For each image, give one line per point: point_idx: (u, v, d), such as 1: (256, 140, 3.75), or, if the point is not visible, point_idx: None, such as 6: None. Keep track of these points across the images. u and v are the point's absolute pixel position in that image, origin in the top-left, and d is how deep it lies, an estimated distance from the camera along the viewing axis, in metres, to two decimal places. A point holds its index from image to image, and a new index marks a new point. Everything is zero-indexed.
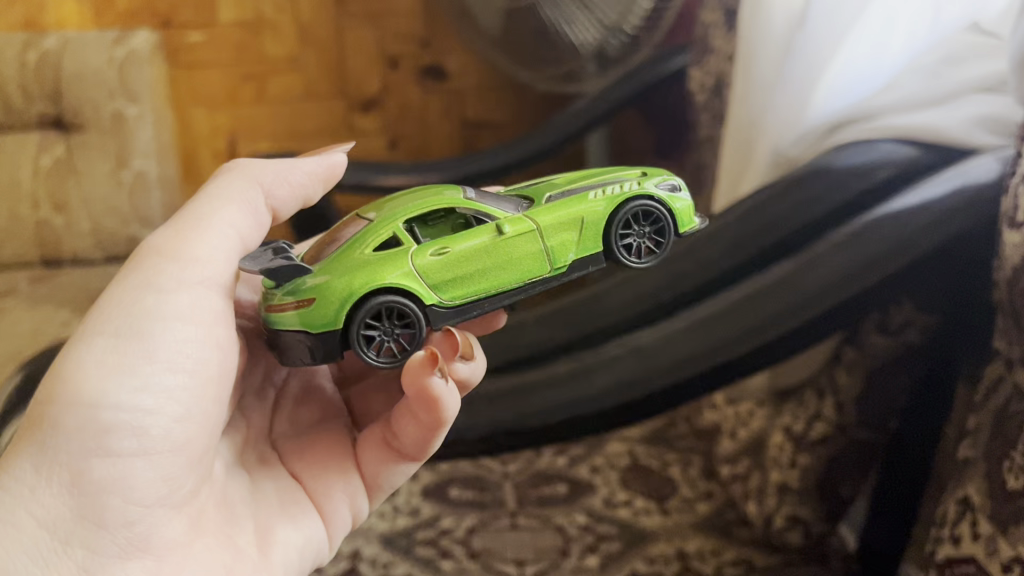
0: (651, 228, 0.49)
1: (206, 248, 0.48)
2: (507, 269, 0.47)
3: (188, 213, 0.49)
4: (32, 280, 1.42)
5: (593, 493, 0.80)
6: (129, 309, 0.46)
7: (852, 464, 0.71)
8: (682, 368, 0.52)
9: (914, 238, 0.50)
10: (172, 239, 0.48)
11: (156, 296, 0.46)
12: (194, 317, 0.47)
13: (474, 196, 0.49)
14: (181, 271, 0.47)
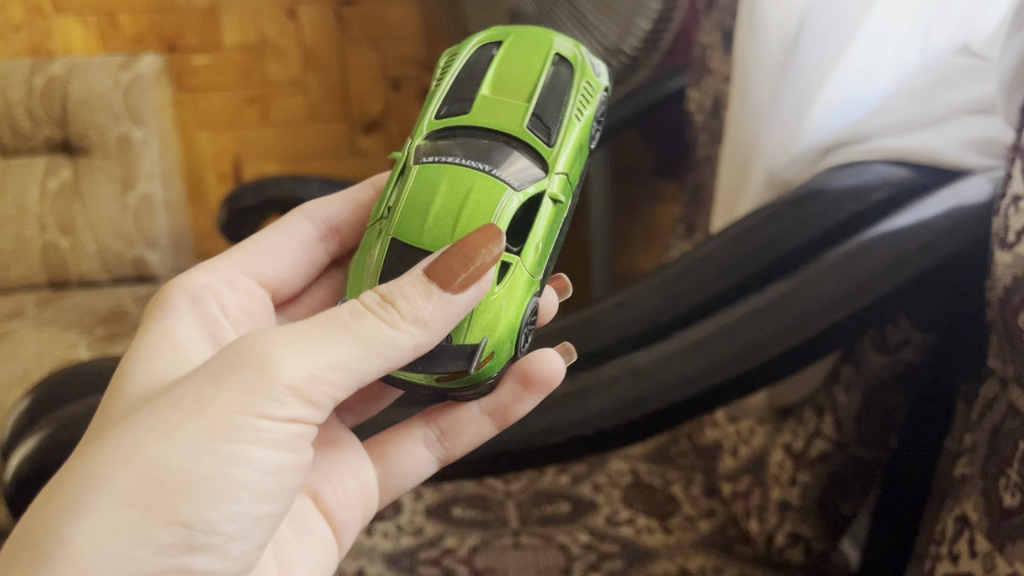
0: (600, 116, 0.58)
1: (323, 374, 0.45)
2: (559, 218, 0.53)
3: (320, 331, 0.44)
4: (39, 302, 1.44)
5: (596, 512, 0.80)
6: (227, 431, 0.44)
7: (854, 483, 0.71)
8: (681, 389, 0.53)
9: (907, 259, 0.51)
10: (293, 358, 0.44)
11: (257, 419, 0.44)
12: (278, 443, 0.46)
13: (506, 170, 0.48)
14: (292, 403, 0.44)
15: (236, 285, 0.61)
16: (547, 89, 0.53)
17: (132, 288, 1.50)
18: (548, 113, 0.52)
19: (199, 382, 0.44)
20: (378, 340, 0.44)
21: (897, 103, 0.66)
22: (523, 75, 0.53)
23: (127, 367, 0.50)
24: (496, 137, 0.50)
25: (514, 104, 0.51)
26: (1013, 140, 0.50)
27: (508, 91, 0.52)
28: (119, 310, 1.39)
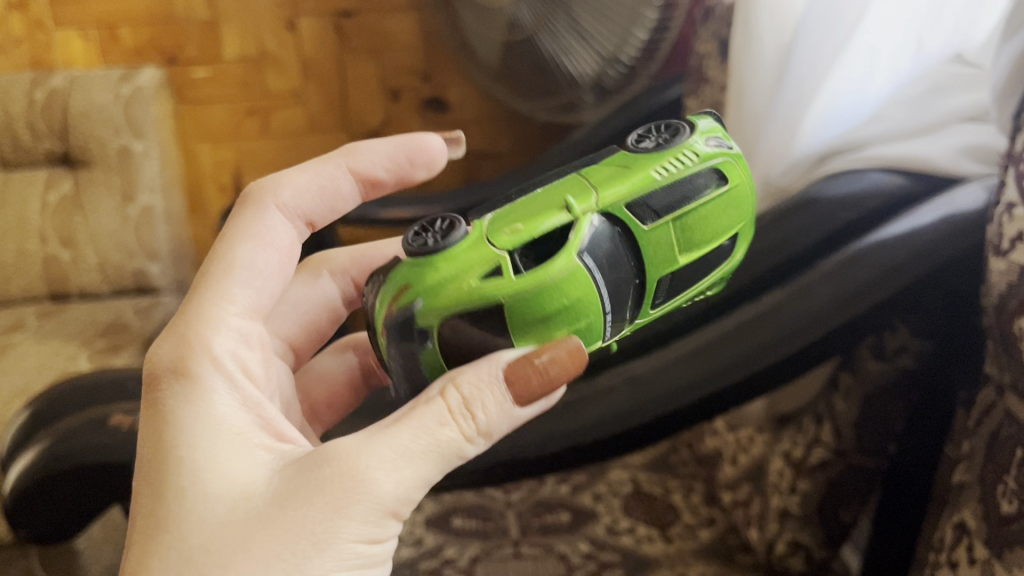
0: (665, 133, 0.52)
1: (416, 490, 0.46)
2: None
3: (415, 451, 0.45)
4: (40, 315, 1.44)
5: (596, 521, 0.81)
6: (343, 555, 0.44)
7: (854, 490, 0.71)
8: (678, 399, 0.53)
9: (904, 266, 0.51)
10: (394, 481, 0.45)
11: (366, 542, 0.45)
12: (379, 557, 0.46)
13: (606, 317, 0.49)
14: (391, 524, 0.46)
15: (250, 339, 0.54)
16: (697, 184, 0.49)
17: (133, 301, 1.50)
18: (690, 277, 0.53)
19: (319, 511, 0.43)
20: (455, 453, 0.47)
21: (893, 111, 0.66)
22: (722, 224, 0.51)
23: (198, 466, 0.45)
24: (632, 269, 0.49)
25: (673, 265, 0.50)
26: (1007, 149, 0.50)
27: (685, 240, 0.50)
28: (121, 322, 1.40)
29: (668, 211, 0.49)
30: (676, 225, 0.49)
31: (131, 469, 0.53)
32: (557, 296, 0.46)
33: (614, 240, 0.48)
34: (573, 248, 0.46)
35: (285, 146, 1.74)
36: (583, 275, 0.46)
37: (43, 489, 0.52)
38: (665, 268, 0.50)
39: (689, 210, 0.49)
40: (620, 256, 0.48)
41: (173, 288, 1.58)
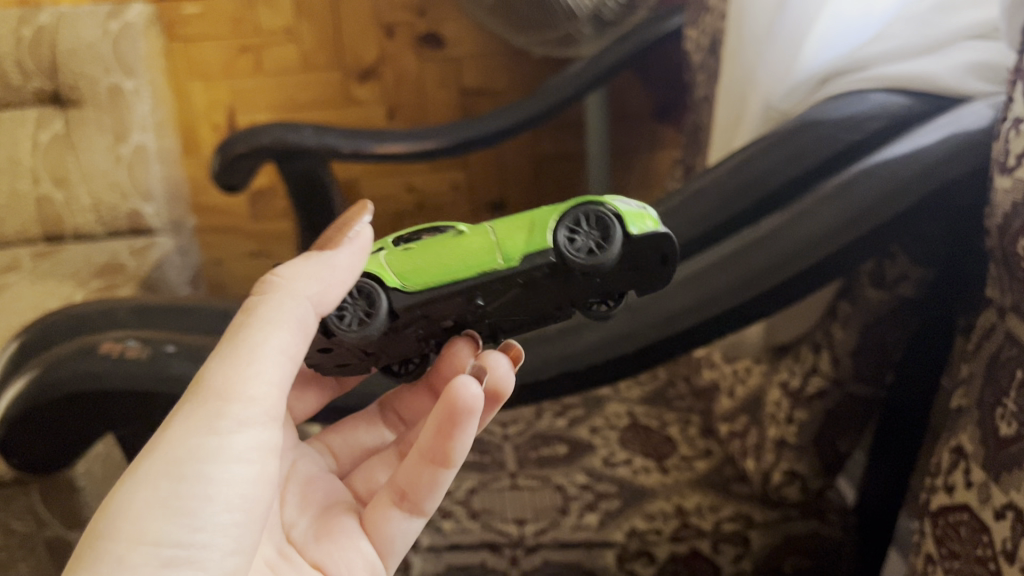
0: (598, 229, 0.47)
1: (258, 376, 0.43)
2: (460, 260, 0.48)
3: (237, 333, 0.44)
4: (34, 255, 1.43)
5: (593, 453, 0.83)
6: (182, 448, 0.41)
7: (851, 419, 0.69)
8: (673, 324, 0.52)
9: (907, 186, 0.50)
10: (221, 366, 0.43)
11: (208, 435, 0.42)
12: (244, 454, 0.43)
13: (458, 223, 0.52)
14: (233, 409, 0.42)
15: None
16: None
17: (128, 241, 1.49)
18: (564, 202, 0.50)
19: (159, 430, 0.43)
20: (273, 306, 0.45)
21: (897, 29, 0.64)
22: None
23: None
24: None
25: None
26: (1014, 64, 0.48)
27: None
28: (116, 262, 1.39)
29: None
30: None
31: (93, 398, 0.52)
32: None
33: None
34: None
35: (278, 84, 1.71)
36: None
37: (9, 427, 0.52)
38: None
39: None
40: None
41: (169, 228, 1.57)
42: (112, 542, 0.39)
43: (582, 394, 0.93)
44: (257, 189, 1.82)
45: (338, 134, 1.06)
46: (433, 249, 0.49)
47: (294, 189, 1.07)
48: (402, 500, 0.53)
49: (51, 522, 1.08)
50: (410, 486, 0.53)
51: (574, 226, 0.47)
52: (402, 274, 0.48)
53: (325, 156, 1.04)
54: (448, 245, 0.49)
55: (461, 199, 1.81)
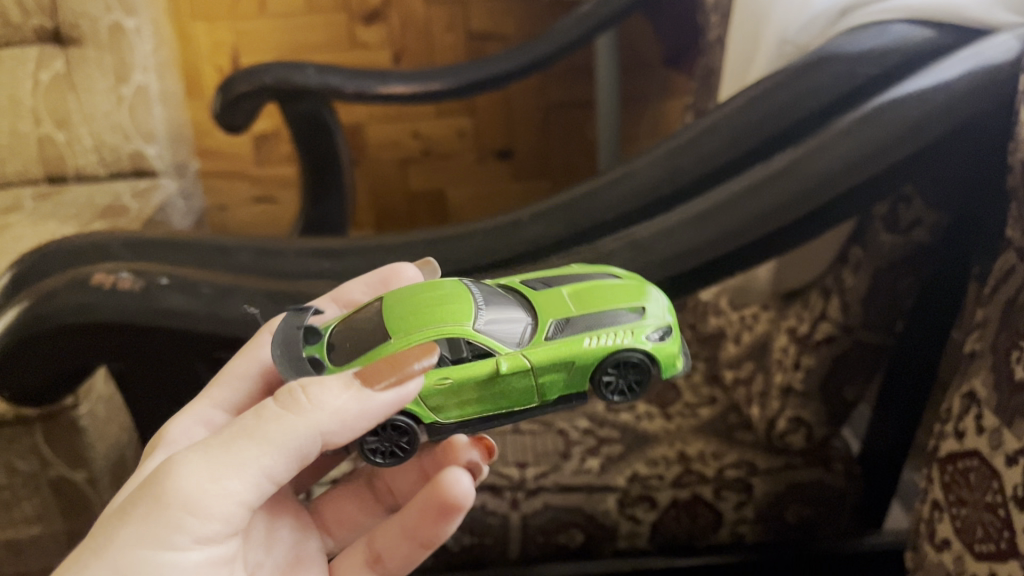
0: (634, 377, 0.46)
1: (230, 497, 0.41)
2: (497, 399, 0.44)
3: (224, 449, 0.41)
4: (36, 197, 1.42)
5: (595, 399, 0.83)
6: (140, 559, 0.40)
7: (859, 368, 0.68)
8: (680, 262, 0.50)
9: (924, 122, 0.48)
10: (195, 485, 0.41)
11: (161, 549, 0.41)
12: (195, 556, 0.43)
13: (482, 323, 0.44)
14: (192, 524, 0.41)
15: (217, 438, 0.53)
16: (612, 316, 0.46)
17: (131, 184, 1.47)
18: (588, 323, 0.45)
19: (114, 523, 0.41)
20: (277, 434, 0.41)
21: None
22: (630, 297, 0.47)
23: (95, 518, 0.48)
24: (527, 310, 0.46)
25: (557, 294, 0.47)
26: None
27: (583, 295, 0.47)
28: (119, 203, 1.37)
29: (574, 277, 0.49)
30: (585, 280, 0.48)
31: (83, 333, 0.50)
32: (412, 288, 0.47)
33: (528, 300, 0.48)
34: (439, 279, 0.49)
35: (282, 26, 1.68)
36: (451, 283, 0.47)
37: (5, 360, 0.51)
38: (557, 306, 0.46)
39: (585, 282, 0.48)
40: (502, 298, 0.47)
41: (172, 171, 1.55)
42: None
43: None
44: (261, 133, 1.79)
45: (341, 74, 1.03)
46: (472, 386, 0.44)
47: (296, 129, 1.05)
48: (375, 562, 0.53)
49: (55, 463, 1.08)
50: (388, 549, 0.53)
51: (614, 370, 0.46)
52: (445, 411, 0.44)
53: (329, 98, 1.03)
54: (482, 381, 0.44)
55: (469, 146, 1.78)
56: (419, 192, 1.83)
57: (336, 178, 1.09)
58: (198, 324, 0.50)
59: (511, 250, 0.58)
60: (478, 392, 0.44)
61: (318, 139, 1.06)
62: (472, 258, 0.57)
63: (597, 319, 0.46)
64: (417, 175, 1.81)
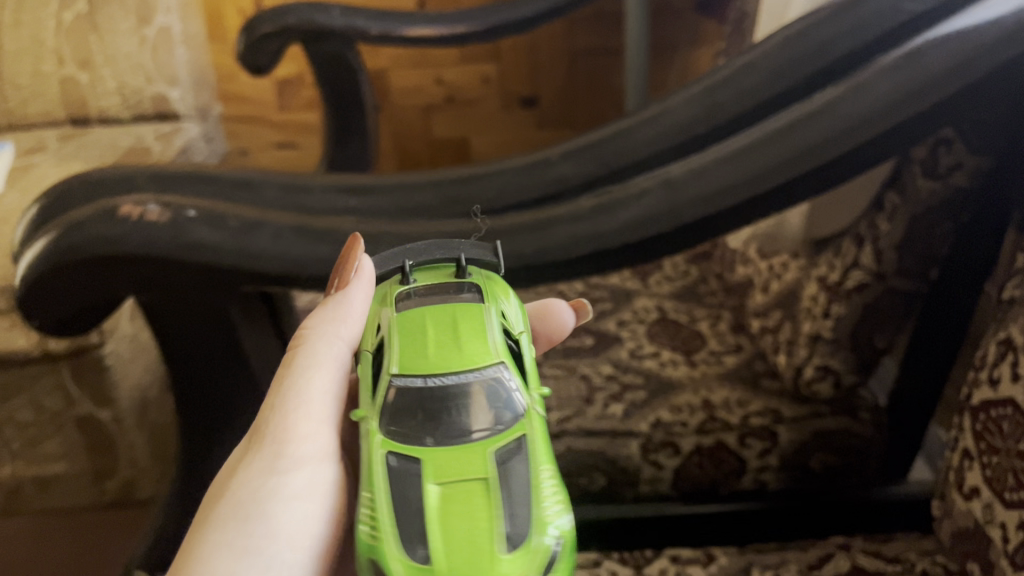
0: None
1: (309, 416, 0.45)
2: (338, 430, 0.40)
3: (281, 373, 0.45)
4: (60, 138, 1.42)
5: (619, 345, 0.82)
6: (253, 488, 0.44)
7: (890, 314, 0.67)
8: (711, 203, 0.49)
9: (974, 56, 0.46)
10: (274, 413, 0.45)
11: (272, 480, 0.44)
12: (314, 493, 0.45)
13: (396, 383, 0.37)
14: (289, 449, 0.44)
15: None
16: (406, 507, 0.33)
17: (154, 127, 1.47)
18: (397, 492, 0.34)
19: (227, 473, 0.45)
20: (313, 348, 0.46)
21: None
22: (441, 555, 0.31)
23: None
24: (455, 436, 0.35)
25: (483, 484, 0.34)
26: None
27: (462, 508, 0.33)
28: (142, 145, 1.37)
29: (518, 510, 0.33)
30: (500, 514, 0.33)
31: (108, 265, 0.50)
32: (463, 333, 0.38)
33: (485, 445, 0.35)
34: (508, 366, 0.38)
35: None
36: (466, 361, 0.37)
37: (24, 299, 0.52)
38: (440, 473, 0.34)
39: (486, 511, 0.33)
40: (488, 435, 0.36)
41: (195, 115, 1.54)
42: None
43: (610, 288, 0.92)
44: (283, 78, 1.78)
45: (366, 14, 1.02)
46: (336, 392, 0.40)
47: (320, 71, 1.04)
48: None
49: (81, 401, 1.09)
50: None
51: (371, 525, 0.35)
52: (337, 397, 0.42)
53: (354, 39, 1.01)
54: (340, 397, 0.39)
55: (492, 94, 1.76)
56: (442, 140, 1.81)
57: (359, 122, 1.08)
58: (223, 259, 0.50)
59: (541, 189, 0.58)
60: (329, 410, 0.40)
61: (342, 81, 1.05)
62: (496, 196, 0.56)
63: (410, 501, 0.33)
64: (440, 123, 1.79)
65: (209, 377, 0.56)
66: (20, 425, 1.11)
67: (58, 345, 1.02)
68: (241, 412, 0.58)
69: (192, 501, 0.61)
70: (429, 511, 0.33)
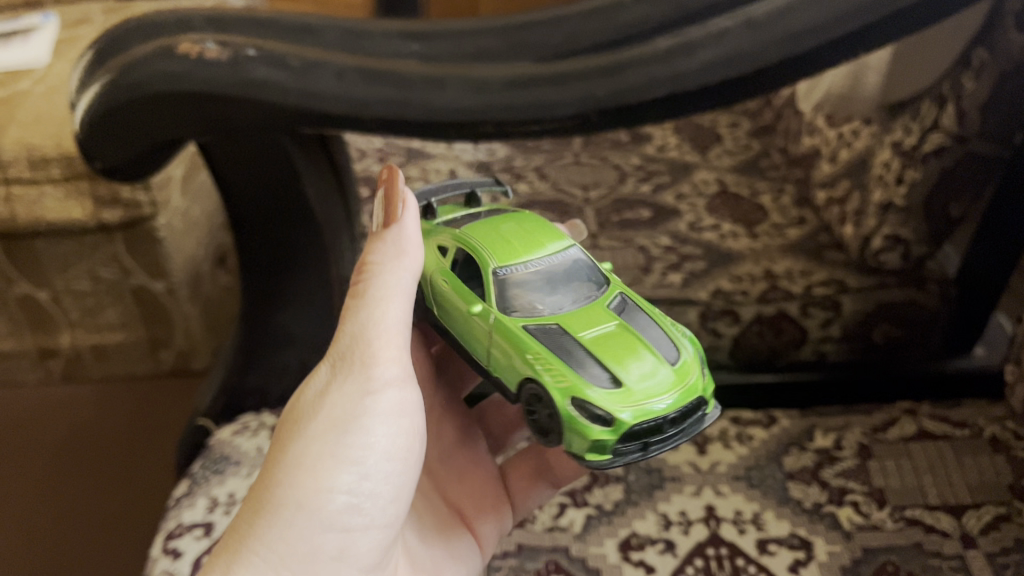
0: (539, 411, 0.43)
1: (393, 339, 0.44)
2: (472, 337, 0.47)
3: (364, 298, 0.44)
4: (103, 10, 1.38)
5: (678, 218, 0.80)
6: (347, 404, 0.43)
7: (968, 180, 0.64)
8: (800, 42, 0.45)
9: None
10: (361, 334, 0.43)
11: (362, 396, 0.43)
12: (399, 411, 0.44)
13: (502, 273, 0.48)
14: (379, 370, 0.43)
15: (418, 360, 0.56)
16: (576, 365, 0.43)
17: None
18: (553, 344, 0.44)
19: (311, 387, 0.44)
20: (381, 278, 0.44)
21: None
22: (614, 361, 0.43)
23: None
24: (565, 306, 0.47)
25: (608, 321, 0.46)
26: None
27: (604, 333, 0.45)
28: None
29: (651, 334, 0.46)
30: (644, 343, 0.44)
31: (167, 99, 0.48)
32: (536, 233, 0.51)
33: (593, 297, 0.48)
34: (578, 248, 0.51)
35: None
36: (548, 246, 0.50)
37: (86, 143, 0.51)
38: (575, 322, 0.45)
39: (641, 339, 0.45)
40: (585, 293, 0.48)
41: None
42: (295, 499, 0.41)
43: (668, 162, 0.89)
44: None
45: None
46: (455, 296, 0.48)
47: None
48: (541, 474, 0.55)
49: (135, 271, 1.10)
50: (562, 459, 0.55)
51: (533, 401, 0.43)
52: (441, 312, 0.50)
53: None
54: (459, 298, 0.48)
55: None
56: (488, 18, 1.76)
57: None
58: (286, 97, 0.47)
59: None
60: (454, 312, 0.48)
61: None
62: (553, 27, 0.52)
63: (560, 353, 0.43)
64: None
65: (271, 218, 0.56)
66: (77, 294, 1.12)
67: (112, 215, 1.02)
68: (303, 257, 0.58)
69: (254, 352, 0.62)
70: (585, 340, 0.44)
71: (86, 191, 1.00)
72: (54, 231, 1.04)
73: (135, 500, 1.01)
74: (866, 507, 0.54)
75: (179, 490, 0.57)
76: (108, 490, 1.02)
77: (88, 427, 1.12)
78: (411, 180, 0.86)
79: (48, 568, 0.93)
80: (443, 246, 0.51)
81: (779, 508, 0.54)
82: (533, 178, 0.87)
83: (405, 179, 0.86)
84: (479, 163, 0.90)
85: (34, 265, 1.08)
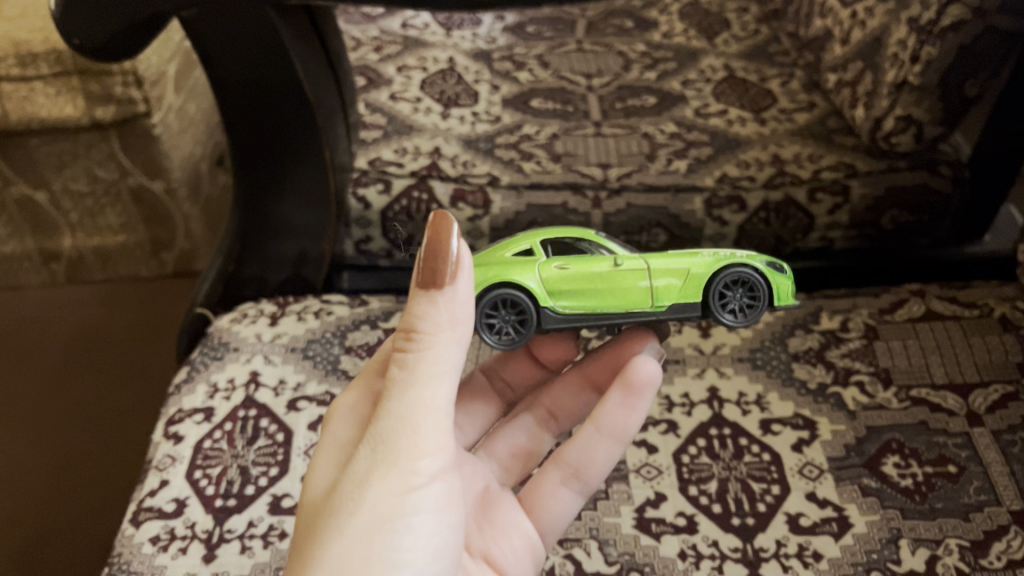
0: (739, 294, 0.42)
1: (440, 429, 0.34)
2: (627, 291, 0.40)
3: (410, 378, 0.34)
4: None
5: (684, 104, 0.78)
6: (389, 500, 0.33)
7: (987, 55, 0.61)
8: None
9: None
10: (405, 421, 0.33)
11: (406, 494, 0.33)
12: (444, 506, 0.35)
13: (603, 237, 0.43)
14: (424, 464, 0.34)
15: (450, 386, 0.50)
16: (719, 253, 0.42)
17: None
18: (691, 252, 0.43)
19: (346, 484, 0.33)
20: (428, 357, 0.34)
21: None
22: None
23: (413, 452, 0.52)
24: None
25: None
26: None
27: None
28: None
29: None
30: None
31: None
32: None
33: None
34: None
35: None
36: None
37: (63, 27, 0.48)
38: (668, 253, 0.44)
39: None
40: None
41: None
42: None
43: (674, 49, 0.86)
44: None
45: None
46: (588, 267, 0.40)
47: None
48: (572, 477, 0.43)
49: (133, 171, 1.08)
50: (588, 463, 0.43)
51: (725, 290, 0.41)
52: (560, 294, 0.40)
53: None
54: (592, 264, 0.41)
55: None
56: None
57: None
58: None
59: None
60: (593, 280, 0.40)
61: None
62: None
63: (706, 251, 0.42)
64: None
65: (262, 96, 0.53)
66: (75, 195, 1.10)
67: (104, 113, 1.00)
68: (292, 142, 0.56)
69: (251, 242, 0.61)
70: None
71: (78, 87, 0.97)
72: (47, 130, 1.02)
73: (139, 396, 1.02)
74: (871, 387, 0.54)
75: (179, 377, 0.57)
76: (119, 387, 1.03)
77: (95, 327, 1.12)
78: (408, 69, 0.83)
79: (61, 460, 0.94)
80: (526, 248, 0.42)
81: (783, 389, 0.54)
82: (534, 66, 0.84)
83: (402, 68, 0.83)
84: (478, 51, 0.87)
85: (31, 165, 1.06)
